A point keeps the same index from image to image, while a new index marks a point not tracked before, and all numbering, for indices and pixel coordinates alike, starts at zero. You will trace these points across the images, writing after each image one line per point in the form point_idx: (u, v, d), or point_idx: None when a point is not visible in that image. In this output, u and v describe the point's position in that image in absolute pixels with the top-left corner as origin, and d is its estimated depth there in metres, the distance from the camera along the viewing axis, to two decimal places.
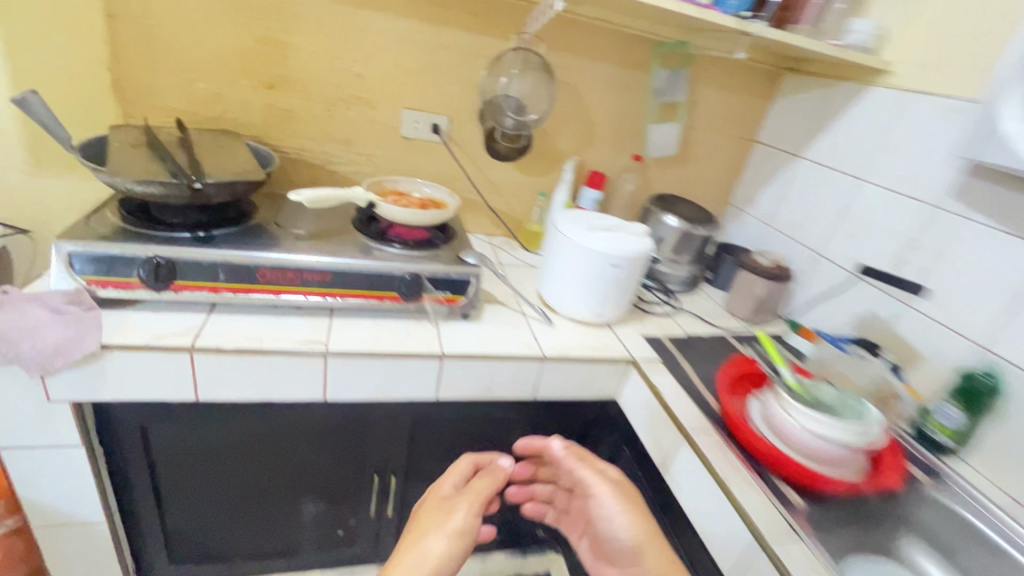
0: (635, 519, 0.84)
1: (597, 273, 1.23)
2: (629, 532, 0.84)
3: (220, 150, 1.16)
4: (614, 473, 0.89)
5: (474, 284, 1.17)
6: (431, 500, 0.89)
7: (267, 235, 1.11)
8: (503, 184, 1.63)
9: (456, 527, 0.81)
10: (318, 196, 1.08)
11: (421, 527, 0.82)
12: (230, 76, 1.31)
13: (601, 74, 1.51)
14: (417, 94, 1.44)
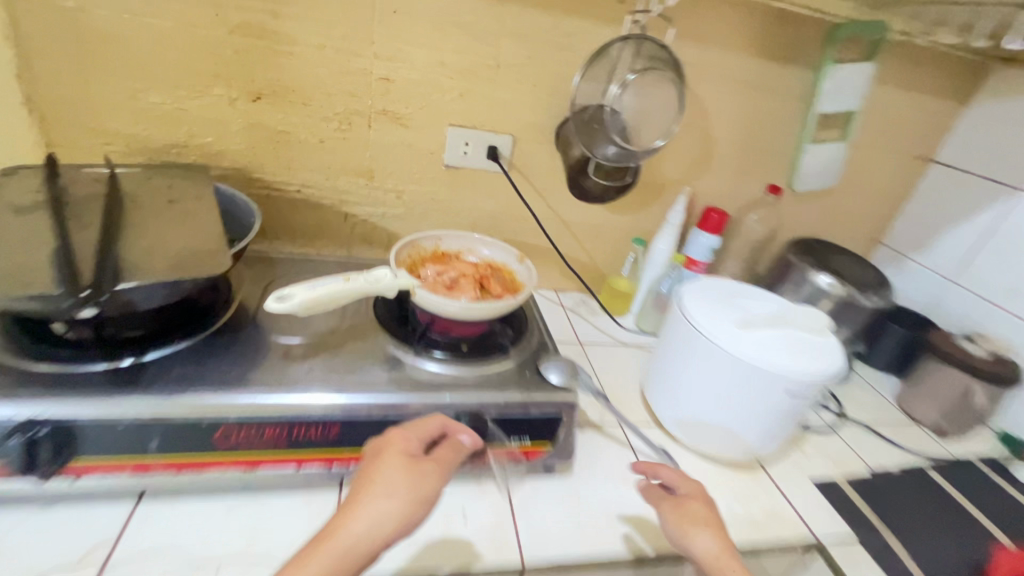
0: (721, 546, 0.62)
1: (760, 401, 0.80)
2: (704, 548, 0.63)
3: (170, 210, 0.73)
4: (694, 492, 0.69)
5: (565, 423, 0.75)
6: (380, 452, 0.57)
7: (241, 354, 0.70)
8: (583, 226, 1.17)
9: (421, 494, 0.54)
10: (318, 292, 0.65)
11: (367, 482, 0.53)
12: (196, 85, 0.88)
13: (735, 72, 1.03)
14: (468, 105, 0.99)
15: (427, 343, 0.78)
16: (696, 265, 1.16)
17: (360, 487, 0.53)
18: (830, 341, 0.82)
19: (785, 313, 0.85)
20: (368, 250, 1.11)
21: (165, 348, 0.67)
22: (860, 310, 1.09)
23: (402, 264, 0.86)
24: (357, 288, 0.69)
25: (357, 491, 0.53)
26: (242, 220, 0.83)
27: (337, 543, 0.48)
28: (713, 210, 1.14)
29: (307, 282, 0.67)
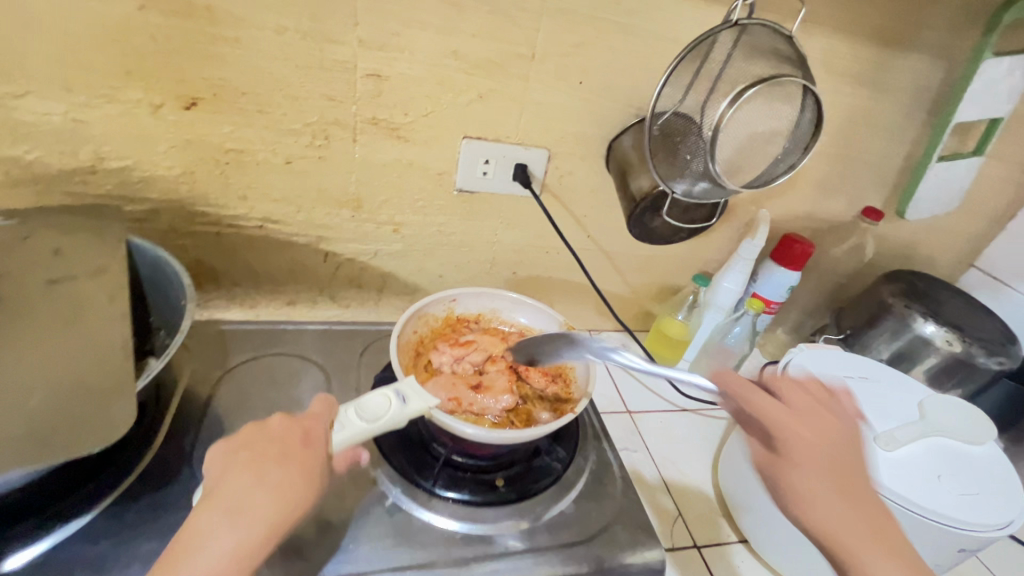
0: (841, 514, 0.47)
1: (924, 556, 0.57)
2: (859, 534, 0.46)
3: (52, 307, 0.48)
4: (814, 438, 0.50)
5: None
6: (293, 432, 0.47)
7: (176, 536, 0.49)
8: (631, 260, 0.92)
9: (297, 499, 0.44)
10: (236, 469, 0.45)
11: (231, 480, 0.43)
12: (100, 86, 0.60)
13: (851, 65, 0.76)
14: (491, 111, 0.72)
15: (449, 472, 0.58)
16: (770, 306, 0.92)
17: (269, 466, 0.44)
18: (992, 449, 0.61)
19: (927, 408, 0.63)
20: (356, 295, 0.85)
21: (43, 540, 0.46)
22: (982, 371, 0.85)
23: (406, 345, 0.67)
24: (343, 440, 0.48)
25: (265, 472, 0.44)
26: (172, 295, 0.57)
27: (245, 521, 0.41)
28: (796, 240, 0.88)
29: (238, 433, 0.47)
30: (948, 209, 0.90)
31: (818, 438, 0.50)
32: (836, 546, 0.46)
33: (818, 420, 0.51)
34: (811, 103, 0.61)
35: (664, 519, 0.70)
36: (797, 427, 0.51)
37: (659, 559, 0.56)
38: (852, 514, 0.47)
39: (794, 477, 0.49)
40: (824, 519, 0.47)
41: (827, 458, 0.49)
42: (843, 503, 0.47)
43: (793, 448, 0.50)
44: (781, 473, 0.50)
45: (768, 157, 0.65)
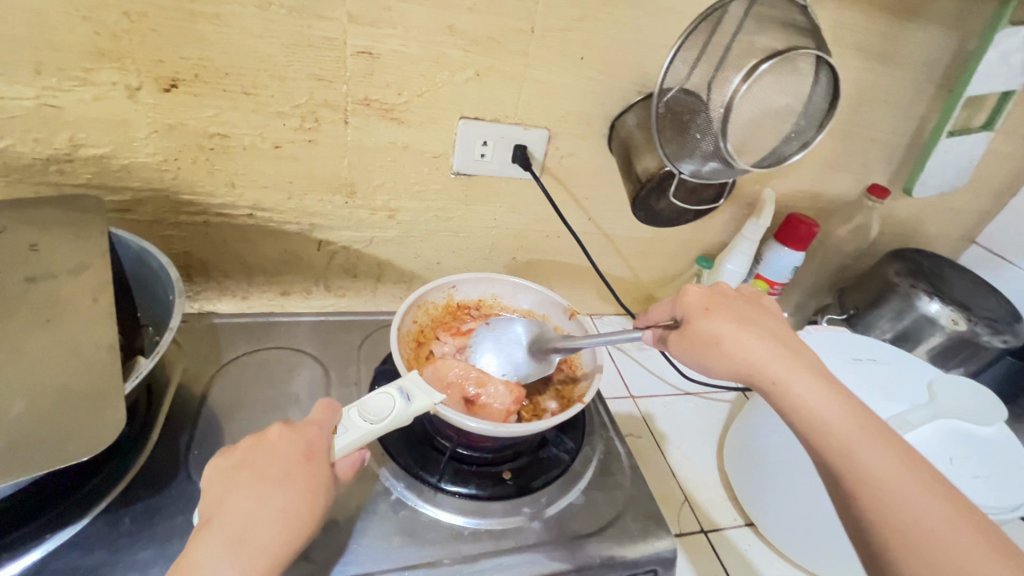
0: (789, 361, 0.48)
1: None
2: (844, 416, 0.45)
3: (31, 307, 0.46)
4: (738, 304, 0.53)
5: None
6: (294, 447, 0.45)
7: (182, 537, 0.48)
8: (634, 243, 0.90)
9: (295, 527, 0.42)
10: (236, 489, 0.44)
11: (229, 503, 0.42)
12: (71, 67, 0.56)
13: (863, 37, 0.73)
14: (488, 89, 0.68)
15: (455, 466, 0.57)
16: (773, 288, 0.91)
17: (269, 492, 0.42)
18: (1001, 430, 0.60)
19: (937, 390, 0.62)
20: (352, 284, 0.83)
21: (36, 550, 0.44)
22: (986, 349, 0.85)
23: (406, 336, 0.65)
24: (348, 443, 0.48)
25: (265, 498, 0.42)
26: (160, 289, 0.55)
27: (245, 555, 0.39)
28: (801, 219, 0.86)
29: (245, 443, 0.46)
30: (956, 185, 0.89)
31: (761, 330, 0.51)
32: (828, 432, 0.44)
33: (755, 314, 0.53)
34: (827, 77, 0.59)
35: (671, 504, 0.70)
36: (738, 320, 0.51)
37: (670, 549, 0.55)
38: (835, 399, 0.46)
39: (723, 326, 0.51)
40: (810, 407, 0.46)
41: (777, 348, 0.49)
42: (821, 389, 0.46)
43: (742, 337, 0.50)
44: (712, 327, 0.51)
45: (779, 133, 0.63)
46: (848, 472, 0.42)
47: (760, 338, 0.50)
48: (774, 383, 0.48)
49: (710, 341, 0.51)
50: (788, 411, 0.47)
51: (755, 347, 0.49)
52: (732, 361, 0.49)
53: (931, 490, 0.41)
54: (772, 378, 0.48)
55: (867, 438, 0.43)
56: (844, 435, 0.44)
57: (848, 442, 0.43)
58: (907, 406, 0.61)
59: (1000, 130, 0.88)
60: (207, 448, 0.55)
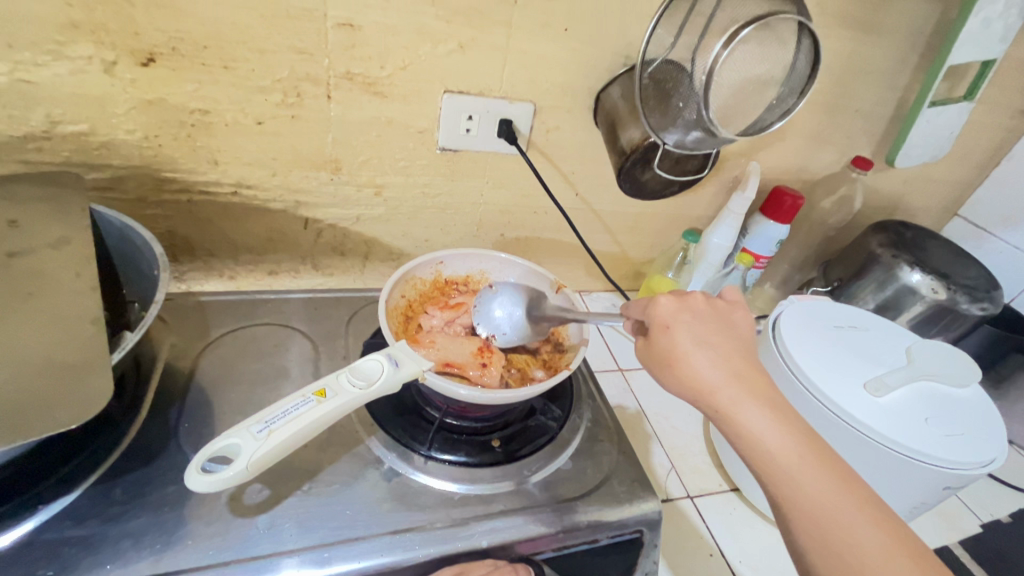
0: (742, 385, 0.47)
1: (912, 494, 0.58)
2: (795, 446, 0.44)
3: (13, 281, 0.45)
4: (703, 317, 0.51)
5: (645, 545, 0.57)
6: None
7: (176, 506, 0.48)
8: (622, 218, 0.90)
9: None
10: (260, 460, 0.44)
11: None
12: (43, 40, 0.54)
13: (847, 6, 0.73)
14: (472, 63, 0.68)
15: (444, 436, 0.58)
16: (759, 261, 0.92)
17: None
18: (975, 392, 0.62)
19: (915, 353, 0.63)
20: (340, 263, 0.83)
21: (29, 520, 0.45)
22: (965, 316, 0.87)
23: (394, 310, 0.66)
24: (341, 407, 0.48)
25: None
26: (144, 265, 0.54)
27: None
28: (786, 192, 0.86)
29: (255, 419, 0.47)
30: (938, 156, 0.90)
31: (721, 353, 0.49)
32: (777, 463, 0.44)
33: (722, 332, 0.50)
34: (809, 43, 0.59)
35: (659, 469, 0.71)
36: (700, 339, 0.49)
37: (655, 510, 0.57)
38: (784, 429, 0.45)
39: (679, 343, 0.49)
40: (760, 438, 0.45)
41: (734, 371, 0.48)
42: (772, 417, 0.46)
43: (701, 361, 0.48)
44: (670, 343, 0.50)
45: (760, 103, 0.64)
46: (794, 504, 0.43)
47: (716, 361, 0.48)
48: (723, 408, 0.47)
49: (671, 360, 0.49)
50: (735, 440, 0.46)
51: (713, 372, 0.48)
52: (688, 384, 0.48)
53: (875, 529, 0.40)
54: (725, 405, 0.47)
55: (814, 469, 0.43)
56: (791, 466, 0.43)
57: (796, 474, 0.43)
58: (885, 369, 0.63)
59: (982, 101, 0.88)
60: (196, 422, 0.56)
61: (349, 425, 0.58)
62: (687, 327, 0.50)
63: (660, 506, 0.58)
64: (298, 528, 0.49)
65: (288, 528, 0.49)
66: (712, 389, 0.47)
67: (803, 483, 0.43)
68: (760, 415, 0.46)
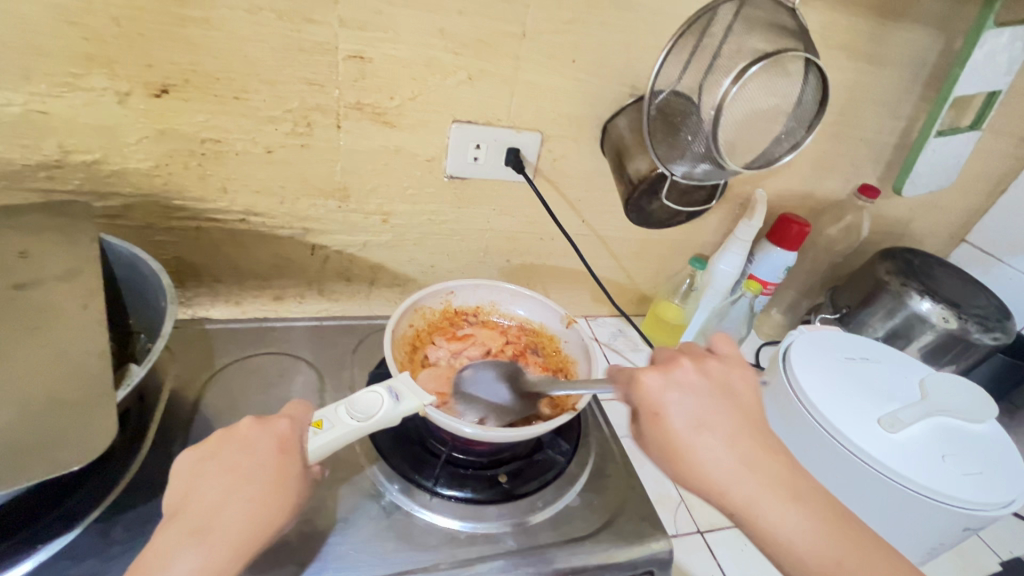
0: (752, 473, 0.45)
1: (931, 535, 0.57)
2: (824, 545, 0.43)
3: (22, 314, 0.45)
4: (694, 392, 0.47)
5: None
6: None
7: None
8: (629, 243, 0.90)
9: None
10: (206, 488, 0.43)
11: None
12: (60, 72, 0.55)
13: (852, 38, 0.74)
14: (480, 94, 0.68)
15: (450, 471, 0.57)
16: (767, 288, 0.91)
17: None
18: (992, 428, 0.61)
19: (930, 387, 0.62)
20: (346, 288, 0.83)
21: (27, 561, 0.44)
22: (977, 346, 0.85)
23: (400, 340, 0.65)
24: (332, 441, 0.47)
25: None
26: (152, 295, 0.54)
27: None
28: (793, 219, 0.86)
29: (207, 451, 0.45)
30: (944, 185, 0.90)
31: (725, 439, 0.46)
32: (809, 566, 0.42)
33: (720, 411, 0.47)
34: (817, 77, 0.59)
35: (669, 505, 0.69)
36: (699, 425, 0.46)
37: (666, 550, 0.55)
38: (807, 520, 0.44)
39: (675, 432, 0.46)
40: (785, 537, 0.43)
41: (744, 461, 0.45)
42: (794, 508, 0.44)
43: (705, 452, 0.45)
44: (667, 436, 0.46)
45: (767, 135, 0.64)
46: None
47: (723, 451, 0.45)
48: (740, 506, 0.44)
49: (672, 454, 0.46)
50: (758, 536, 0.44)
51: (723, 465, 0.45)
52: (696, 481, 0.45)
53: None
54: (742, 504, 0.44)
55: (842, 557, 0.42)
56: (820, 562, 0.42)
57: (829, 573, 0.42)
58: (899, 405, 0.62)
59: (988, 130, 0.88)
60: None
61: (354, 460, 0.57)
62: (676, 410, 0.46)
63: (671, 545, 0.56)
64: (243, 517, 0.41)
65: (225, 519, 0.41)
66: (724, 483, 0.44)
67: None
68: (777, 509, 0.44)
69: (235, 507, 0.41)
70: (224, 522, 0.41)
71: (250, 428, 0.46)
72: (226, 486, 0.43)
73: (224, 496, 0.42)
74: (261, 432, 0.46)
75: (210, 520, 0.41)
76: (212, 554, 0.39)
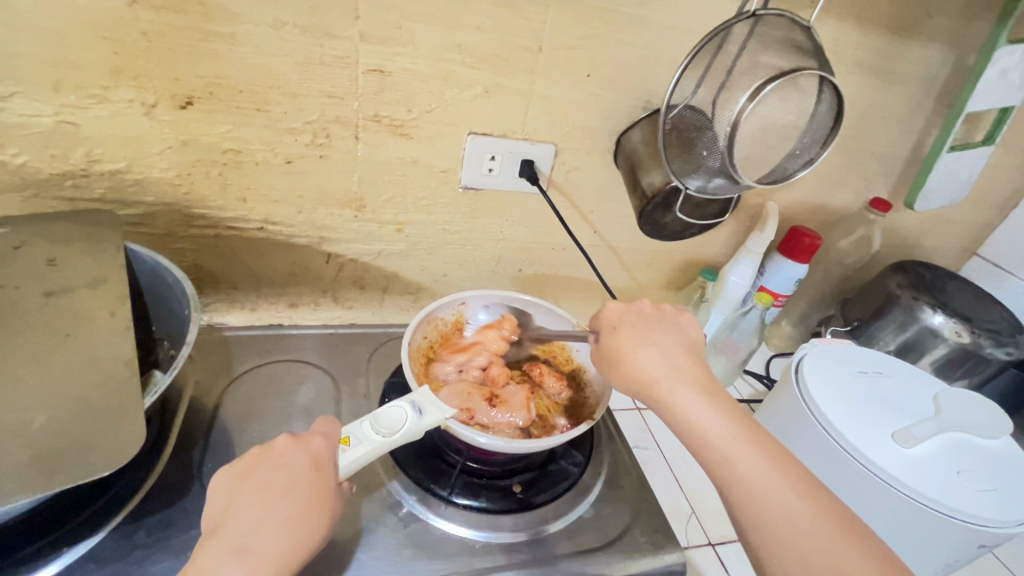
0: (679, 372, 0.50)
1: (946, 552, 0.57)
2: (732, 430, 0.46)
3: (52, 321, 0.46)
4: (645, 313, 0.55)
5: None
6: None
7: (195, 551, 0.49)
8: (641, 255, 0.91)
9: None
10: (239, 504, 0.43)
11: None
12: (90, 85, 0.57)
13: (864, 54, 0.74)
14: (496, 106, 0.70)
15: (465, 480, 0.57)
16: (777, 300, 0.92)
17: None
18: (1010, 446, 0.61)
19: (945, 403, 0.62)
20: (359, 296, 0.84)
21: (53, 564, 0.45)
22: (990, 361, 0.85)
23: (416, 351, 0.66)
24: (359, 457, 0.48)
25: None
26: (175, 302, 0.55)
27: None
28: (804, 231, 0.86)
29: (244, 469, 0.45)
30: (956, 200, 0.90)
31: (663, 344, 0.52)
32: (716, 447, 0.45)
33: (664, 328, 0.54)
34: (834, 94, 0.60)
35: (680, 516, 0.69)
36: (643, 333, 0.53)
37: (679, 562, 0.56)
38: (724, 412, 0.47)
39: (620, 335, 0.53)
40: (698, 423, 0.47)
41: (676, 363, 0.51)
42: (711, 403, 0.48)
43: (641, 351, 0.52)
44: (615, 338, 0.54)
45: (783, 149, 0.64)
46: (730, 481, 0.44)
47: (658, 351, 0.51)
48: (664, 397, 0.49)
49: (614, 355, 0.53)
50: (677, 430, 0.48)
51: (657, 364, 0.51)
52: (633, 377, 0.51)
53: (806, 503, 0.42)
54: (664, 390, 0.49)
55: (749, 448, 0.45)
56: (727, 447, 0.45)
57: (733, 456, 0.44)
58: (913, 420, 0.62)
59: (1001, 144, 0.89)
60: (219, 462, 0.56)
61: (370, 467, 0.58)
62: (622, 323, 0.54)
63: (685, 558, 0.57)
64: (281, 536, 0.42)
65: (265, 538, 0.41)
66: (653, 378, 0.50)
67: (735, 462, 0.44)
68: (694, 399, 0.48)
69: (275, 525, 0.42)
70: (263, 541, 0.41)
71: (285, 446, 0.47)
72: (266, 504, 0.43)
73: (263, 514, 0.42)
74: (297, 450, 0.47)
75: (250, 538, 0.41)
76: (253, 573, 0.39)
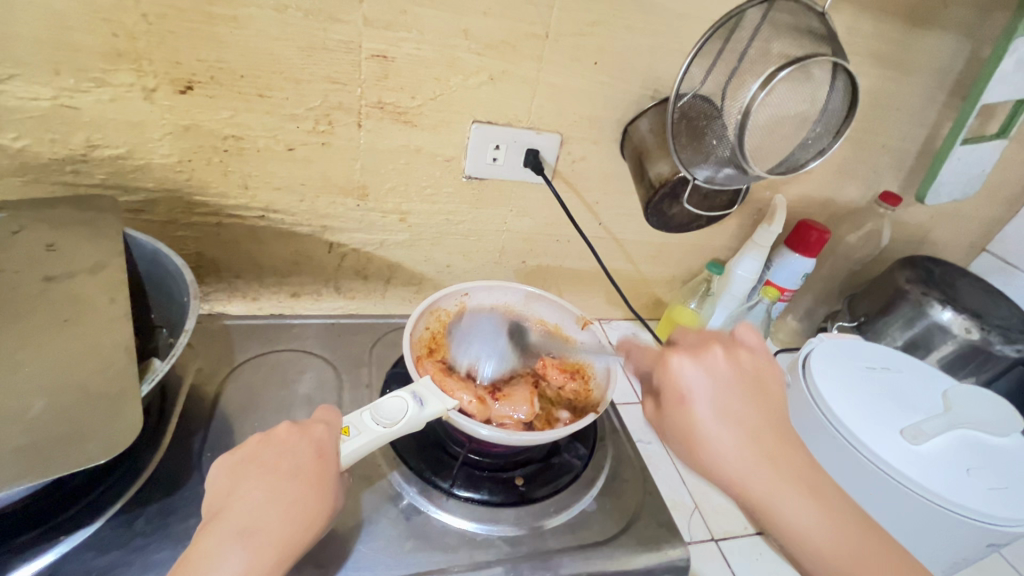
0: (771, 460, 0.45)
1: (953, 551, 0.56)
2: (835, 531, 0.43)
3: (51, 307, 0.46)
4: (722, 379, 0.47)
5: None
6: None
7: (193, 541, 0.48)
8: (646, 247, 0.90)
9: None
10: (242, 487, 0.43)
11: None
12: (89, 68, 0.56)
13: (879, 43, 0.73)
14: (501, 94, 0.68)
15: (467, 472, 0.57)
16: (784, 294, 0.91)
17: None
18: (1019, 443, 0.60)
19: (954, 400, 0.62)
20: (361, 286, 0.83)
21: (49, 552, 0.45)
22: (999, 358, 0.84)
23: (418, 343, 0.65)
24: (361, 445, 0.48)
25: None
26: (175, 290, 0.55)
27: None
28: (812, 225, 0.85)
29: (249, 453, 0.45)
30: (968, 194, 0.88)
31: (747, 426, 0.46)
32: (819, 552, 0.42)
33: (747, 399, 0.47)
34: (847, 82, 0.59)
35: (683, 510, 0.69)
36: (722, 411, 0.46)
37: (683, 557, 0.55)
38: (824, 509, 0.43)
39: (697, 413, 0.46)
40: (794, 521, 0.43)
41: (764, 449, 0.45)
42: (808, 499, 0.44)
43: (725, 438, 0.45)
44: (690, 419, 0.46)
45: (794, 138, 0.63)
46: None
47: (744, 437, 0.45)
48: (756, 495, 0.44)
49: (691, 439, 0.46)
50: (769, 526, 0.44)
51: (741, 452, 0.45)
52: (715, 468, 0.45)
53: None
54: (755, 487, 0.44)
55: (854, 552, 0.42)
56: (828, 552, 0.42)
57: (838, 564, 0.42)
58: (922, 417, 0.61)
59: (1014, 138, 0.87)
60: (219, 451, 0.56)
61: (371, 458, 0.57)
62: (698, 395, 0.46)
63: (688, 553, 0.56)
64: (285, 521, 0.41)
65: (268, 522, 0.41)
66: (743, 471, 0.44)
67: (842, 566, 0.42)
68: (791, 495, 0.44)
69: (278, 510, 0.41)
70: (267, 524, 0.41)
71: (288, 432, 0.46)
72: (270, 487, 0.42)
73: (268, 497, 0.42)
74: (300, 437, 0.46)
75: (255, 522, 0.41)
76: (257, 557, 0.39)
